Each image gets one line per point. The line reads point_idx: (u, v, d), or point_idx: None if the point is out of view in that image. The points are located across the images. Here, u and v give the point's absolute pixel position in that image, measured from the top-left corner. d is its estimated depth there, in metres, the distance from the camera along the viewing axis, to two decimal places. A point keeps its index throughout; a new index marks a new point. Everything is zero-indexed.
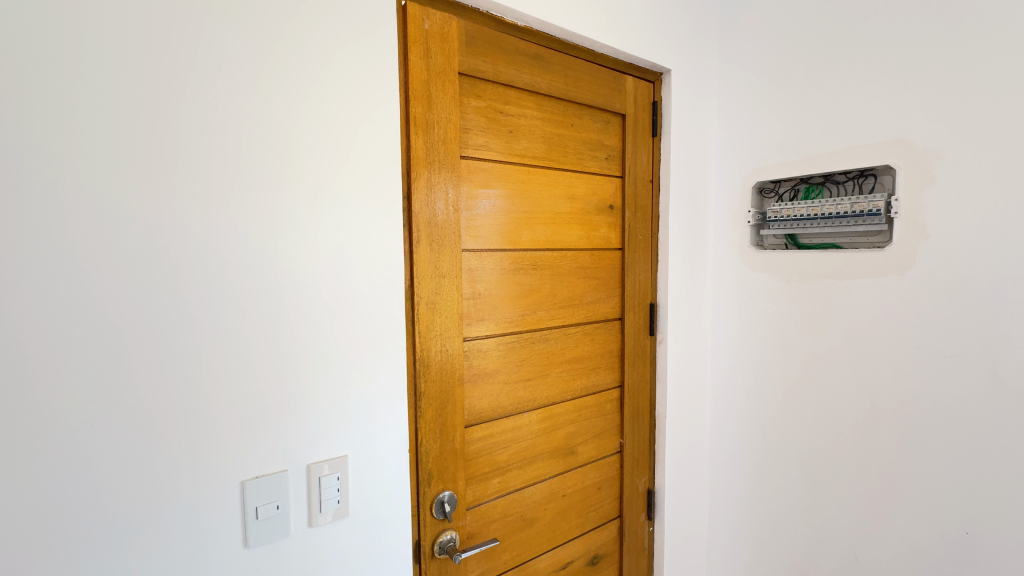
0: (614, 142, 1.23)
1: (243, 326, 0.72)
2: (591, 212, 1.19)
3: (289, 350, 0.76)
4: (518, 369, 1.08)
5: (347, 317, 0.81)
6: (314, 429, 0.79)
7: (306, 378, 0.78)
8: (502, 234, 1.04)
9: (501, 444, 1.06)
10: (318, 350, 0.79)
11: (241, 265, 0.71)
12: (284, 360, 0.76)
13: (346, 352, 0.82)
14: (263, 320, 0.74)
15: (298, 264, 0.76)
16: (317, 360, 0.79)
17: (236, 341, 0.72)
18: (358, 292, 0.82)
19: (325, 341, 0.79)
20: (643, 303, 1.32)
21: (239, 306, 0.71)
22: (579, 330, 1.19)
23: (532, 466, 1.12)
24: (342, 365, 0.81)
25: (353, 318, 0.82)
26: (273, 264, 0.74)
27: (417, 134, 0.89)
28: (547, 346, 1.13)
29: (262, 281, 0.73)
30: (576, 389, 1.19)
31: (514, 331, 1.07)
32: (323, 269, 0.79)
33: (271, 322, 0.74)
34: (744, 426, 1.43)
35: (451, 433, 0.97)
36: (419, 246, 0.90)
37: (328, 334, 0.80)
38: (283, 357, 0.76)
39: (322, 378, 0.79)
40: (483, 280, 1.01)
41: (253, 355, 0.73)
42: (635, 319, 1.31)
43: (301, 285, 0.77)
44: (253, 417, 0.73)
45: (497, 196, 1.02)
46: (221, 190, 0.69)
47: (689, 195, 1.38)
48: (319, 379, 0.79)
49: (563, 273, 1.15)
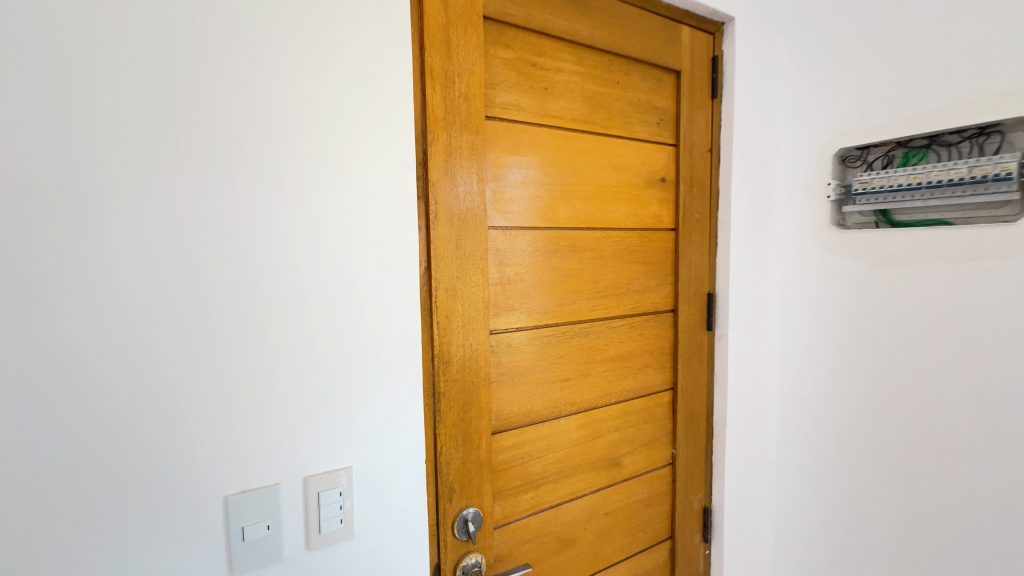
0: (666, 104, 1.06)
1: (220, 311, 0.59)
2: (639, 185, 1.02)
3: (278, 342, 0.63)
4: (555, 367, 0.93)
5: (348, 303, 0.68)
6: (309, 436, 0.66)
7: (300, 374, 0.65)
8: (536, 210, 0.89)
9: (533, 454, 0.92)
10: (317, 341, 0.66)
11: (213, 237, 0.58)
12: (273, 355, 0.63)
13: (350, 344, 0.68)
14: (243, 303, 0.60)
15: (290, 239, 0.63)
16: (312, 354, 0.65)
17: (210, 330, 0.58)
18: (363, 274, 0.69)
19: (322, 327, 0.66)
20: (699, 292, 1.14)
21: (214, 286, 0.58)
22: (625, 325, 1.03)
23: (570, 477, 0.97)
24: (343, 361, 0.68)
25: (356, 306, 0.68)
26: (257, 234, 0.61)
27: (435, 89, 0.75)
28: (589, 341, 0.97)
29: (248, 255, 0.60)
30: (620, 389, 1.03)
31: (549, 323, 0.92)
32: (321, 244, 0.65)
33: (256, 306, 0.61)
34: (819, 437, 1.22)
35: (474, 442, 0.83)
36: (437, 222, 0.77)
37: (325, 322, 0.66)
38: (268, 349, 0.62)
39: (321, 375, 0.66)
40: (514, 263, 0.87)
41: (234, 347, 0.60)
42: (690, 310, 1.12)
43: (293, 267, 0.63)
44: (235, 421, 0.61)
45: (530, 164, 0.87)
46: (194, 145, 0.56)
47: (754, 164, 1.18)
48: (317, 374, 0.66)
49: (605, 256, 0.98)
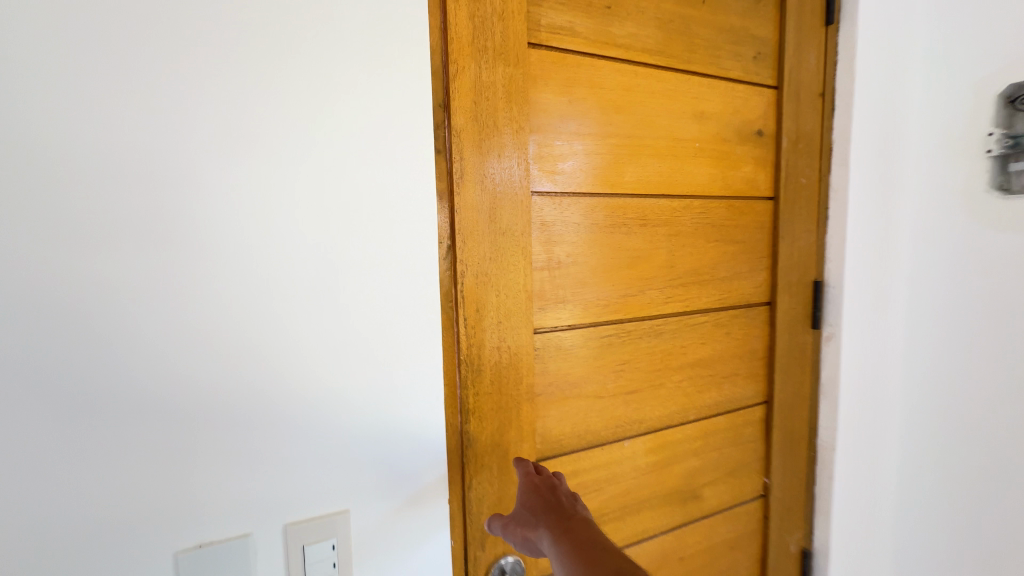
0: (766, 33, 0.81)
1: (154, 299, 0.44)
2: (729, 140, 0.78)
3: (238, 344, 0.47)
4: (617, 376, 0.72)
5: (330, 294, 0.51)
6: (282, 469, 0.50)
7: (273, 387, 0.49)
8: (594, 171, 0.67)
9: (587, 488, 0.71)
10: (294, 344, 0.50)
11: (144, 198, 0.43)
12: (233, 363, 0.47)
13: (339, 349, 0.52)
14: (188, 291, 0.45)
15: (253, 203, 0.47)
16: (284, 362, 0.49)
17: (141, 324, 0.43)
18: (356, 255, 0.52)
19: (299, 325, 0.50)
20: (803, 280, 0.89)
21: (146, 266, 0.43)
22: (706, 323, 0.80)
23: (634, 516, 0.76)
24: (328, 370, 0.51)
25: (346, 297, 0.52)
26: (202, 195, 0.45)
27: (458, 3, 0.56)
28: (661, 342, 0.76)
29: (196, 226, 0.45)
30: (700, 404, 0.81)
31: (611, 320, 0.71)
32: (297, 214, 0.49)
33: (208, 297, 0.46)
34: (966, 471, 0.92)
35: (511, 473, 0.64)
36: (462, 184, 0.58)
37: (303, 319, 0.50)
38: (225, 354, 0.47)
39: (301, 389, 0.50)
40: (565, 241, 0.66)
41: (180, 353, 0.45)
42: (789, 303, 0.88)
43: (261, 245, 0.47)
44: (179, 448, 0.45)
45: (587, 110, 0.66)
46: (114, 74, 0.41)
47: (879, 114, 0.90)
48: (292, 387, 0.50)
49: (684, 233, 0.76)
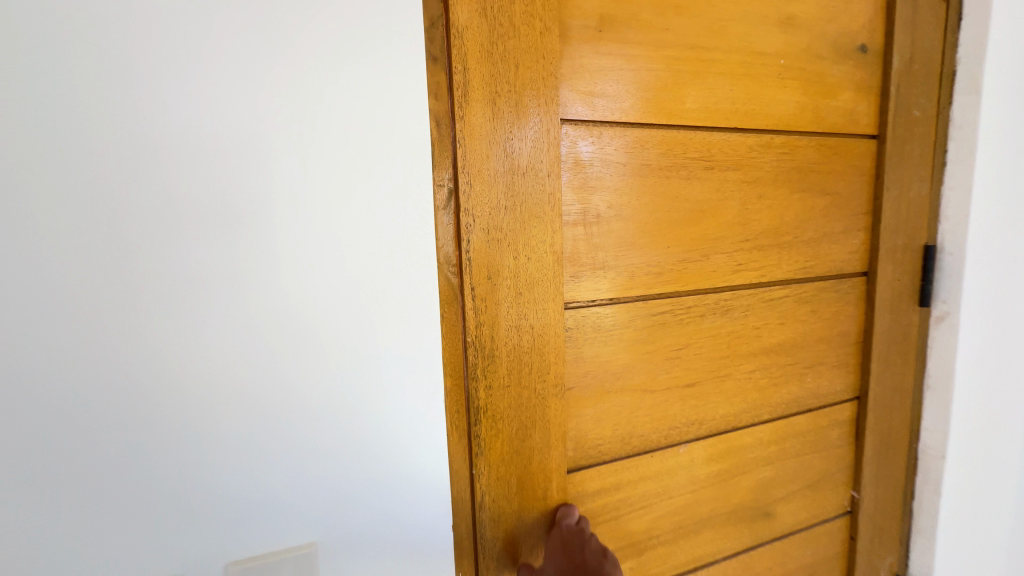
0: None
1: (89, 273, 0.34)
2: (823, 57, 0.60)
3: (193, 333, 0.36)
4: (672, 365, 0.56)
5: (313, 267, 0.38)
6: (250, 493, 0.39)
7: (248, 390, 0.38)
8: (647, 94, 0.50)
9: (631, 504, 0.57)
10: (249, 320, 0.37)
11: (66, 139, 0.32)
12: (166, 344, 0.36)
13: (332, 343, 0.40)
14: (133, 264, 0.34)
15: (212, 148, 0.35)
16: (252, 357, 0.38)
17: (75, 306, 0.34)
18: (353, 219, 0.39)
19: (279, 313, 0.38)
20: (911, 244, 0.69)
21: (75, 231, 0.33)
22: (786, 299, 0.62)
23: (691, 538, 0.61)
24: (318, 369, 0.40)
25: (336, 273, 0.39)
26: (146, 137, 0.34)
27: None
28: (729, 322, 0.59)
29: (136, 177, 0.34)
30: (776, 401, 0.64)
31: (665, 293, 0.55)
32: (266, 164, 0.36)
33: (128, 267, 0.34)
34: None
35: (534, 489, 0.50)
36: (467, 106, 0.42)
37: (285, 303, 0.38)
38: (178, 347, 0.36)
39: (260, 387, 0.38)
40: (607, 188, 0.50)
41: (118, 343, 0.35)
42: (891, 274, 0.69)
43: (201, 197, 0.35)
44: (126, 463, 0.36)
45: (637, 8, 0.49)
46: None
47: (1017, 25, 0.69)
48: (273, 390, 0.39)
49: (761, 181, 0.58)
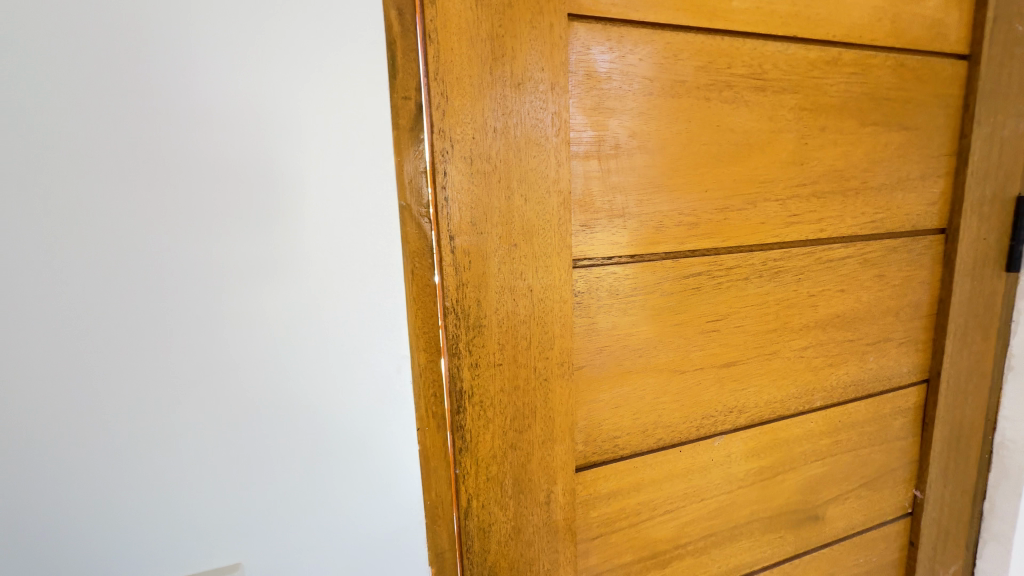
0: None
1: (42, 258, 0.27)
2: None
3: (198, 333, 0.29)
4: (708, 340, 0.46)
5: (343, 255, 0.31)
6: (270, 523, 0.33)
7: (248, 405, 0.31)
8: None
9: (654, 508, 0.47)
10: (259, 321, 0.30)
11: (15, 80, 0.25)
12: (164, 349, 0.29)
13: (337, 349, 0.32)
14: (109, 251, 0.27)
15: (195, 102, 0.27)
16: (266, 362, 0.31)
17: (28, 297, 0.27)
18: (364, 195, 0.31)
19: (276, 312, 0.30)
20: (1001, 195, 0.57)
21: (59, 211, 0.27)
22: (846, 261, 0.51)
23: (724, 547, 0.51)
24: (323, 383, 0.32)
25: (352, 261, 0.31)
26: (101, 84, 0.26)
27: None
28: (779, 288, 0.48)
29: (129, 143, 0.27)
30: (831, 384, 0.53)
31: (702, 250, 0.44)
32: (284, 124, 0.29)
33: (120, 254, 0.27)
34: None
35: (536, 492, 0.40)
36: None
37: (287, 297, 0.30)
38: (192, 351, 0.29)
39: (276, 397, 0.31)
40: (631, 110, 0.39)
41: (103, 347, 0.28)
42: (974, 231, 0.56)
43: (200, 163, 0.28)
44: (91, 485, 0.29)
45: None
46: None
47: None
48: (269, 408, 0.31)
49: (824, 108, 0.46)
